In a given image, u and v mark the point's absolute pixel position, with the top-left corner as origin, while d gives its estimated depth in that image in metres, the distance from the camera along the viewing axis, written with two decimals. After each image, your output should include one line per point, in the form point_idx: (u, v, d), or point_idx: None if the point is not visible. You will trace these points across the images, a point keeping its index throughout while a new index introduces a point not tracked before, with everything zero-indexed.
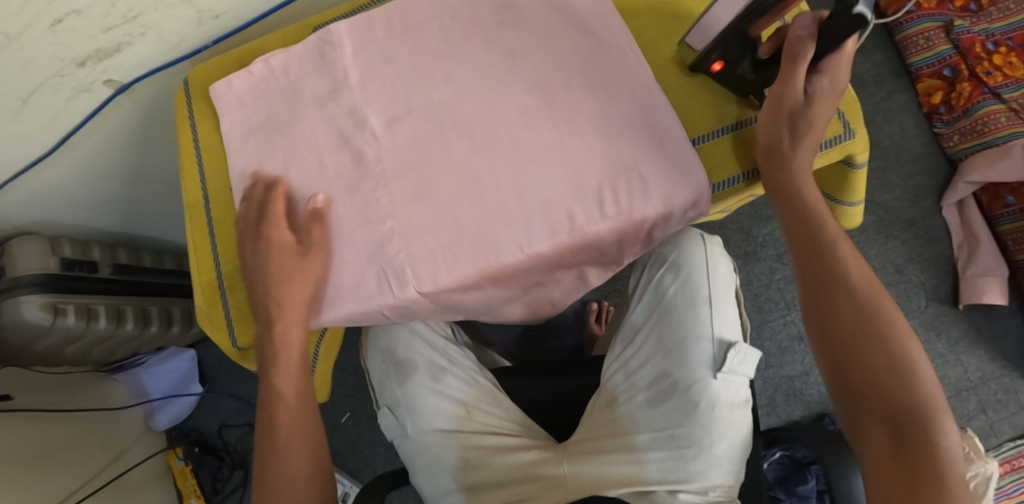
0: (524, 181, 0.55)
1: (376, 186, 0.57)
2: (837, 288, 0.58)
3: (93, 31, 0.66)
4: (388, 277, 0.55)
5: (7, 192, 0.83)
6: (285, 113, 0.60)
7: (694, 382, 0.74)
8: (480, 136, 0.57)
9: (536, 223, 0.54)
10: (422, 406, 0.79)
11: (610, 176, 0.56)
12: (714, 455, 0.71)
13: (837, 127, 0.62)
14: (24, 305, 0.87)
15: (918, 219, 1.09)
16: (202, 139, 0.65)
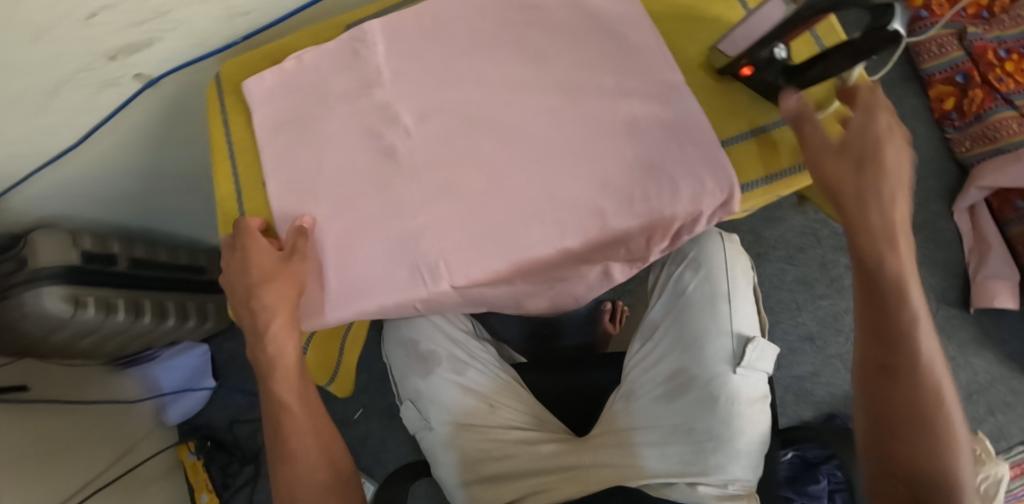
0: (552, 178, 0.56)
1: (407, 180, 0.58)
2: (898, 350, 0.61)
3: (124, 26, 0.67)
4: (419, 270, 0.55)
5: (30, 185, 0.84)
6: (314, 109, 0.61)
7: (712, 378, 0.76)
8: (509, 133, 0.58)
9: (565, 219, 0.55)
10: (444, 399, 0.81)
11: (639, 174, 0.56)
12: (733, 450, 0.72)
13: None
14: (44, 296, 0.88)
15: (928, 222, 1.10)
16: (233, 131, 0.65)
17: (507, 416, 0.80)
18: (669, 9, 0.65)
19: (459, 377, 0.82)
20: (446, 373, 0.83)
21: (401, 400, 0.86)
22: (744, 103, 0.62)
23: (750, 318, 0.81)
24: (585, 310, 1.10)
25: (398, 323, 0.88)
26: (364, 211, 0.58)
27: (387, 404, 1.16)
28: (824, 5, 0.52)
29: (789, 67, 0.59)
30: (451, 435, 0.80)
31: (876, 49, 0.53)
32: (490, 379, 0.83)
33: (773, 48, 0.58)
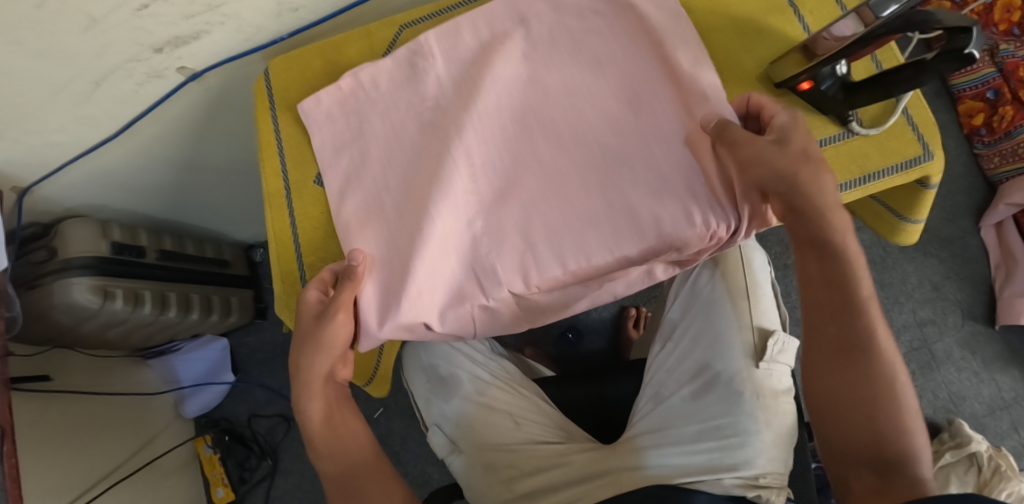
0: (607, 195, 0.58)
1: (465, 181, 0.60)
2: (859, 360, 0.59)
3: (174, 19, 0.67)
4: (482, 285, 0.59)
5: (66, 174, 0.85)
6: (368, 124, 0.65)
7: (737, 373, 0.76)
8: (566, 139, 0.60)
9: (621, 229, 0.58)
10: (470, 418, 0.82)
11: (693, 182, 0.57)
12: (762, 444, 0.73)
13: (915, 147, 0.59)
14: (74, 287, 0.87)
15: (955, 238, 1.10)
16: (285, 133, 0.69)
17: (533, 427, 0.80)
18: (727, 20, 0.64)
19: (481, 398, 0.83)
20: (471, 395, 0.83)
21: (426, 425, 0.86)
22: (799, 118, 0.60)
23: (772, 313, 0.80)
24: (610, 315, 1.10)
25: (417, 345, 0.88)
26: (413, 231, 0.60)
27: (407, 404, 1.16)
28: (897, 23, 0.52)
29: (847, 83, 0.58)
30: (479, 449, 0.80)
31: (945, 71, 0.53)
32: (515, 395, 0.83)
33: (838, 66, 0.57)
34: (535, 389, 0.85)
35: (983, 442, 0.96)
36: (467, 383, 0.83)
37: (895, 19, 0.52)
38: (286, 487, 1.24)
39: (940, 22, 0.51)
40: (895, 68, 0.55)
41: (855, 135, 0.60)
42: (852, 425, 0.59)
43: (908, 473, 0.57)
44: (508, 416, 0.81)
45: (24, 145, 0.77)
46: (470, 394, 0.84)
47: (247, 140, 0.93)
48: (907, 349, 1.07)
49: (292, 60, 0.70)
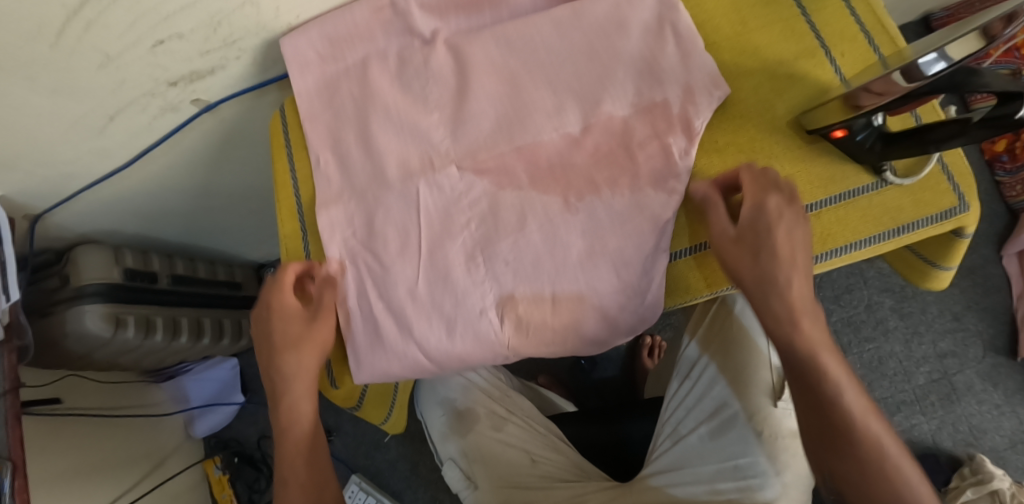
0: (555, 98, 0.65)
1: (426, 83, 0.69)
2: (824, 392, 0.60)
3: (191, 55, 0.68)
4: (432, 161, 0.68)
5: (77, 202, 0.85)
6: (380, 173, 0.69)
7: (753, 412, 0.72)
8: (518, 46, 0.66)
9: (568, 110, 0.65)
10: (486, 455, 0.82)
11: (634, 76, 0.64)
12: (781, 484, 0.69)
13: (950, 198, 0.58)
14: (87, 314, 0.87)
15: (976, 267, 1.08)
16: (301, 187, 0.73)
17: (548, 466, 0.79)
18: (757, 63, 0.64)
19: (498, 434, 0.83)
20: (488, 431, 0.83)
21: (439, 460, 0.86)
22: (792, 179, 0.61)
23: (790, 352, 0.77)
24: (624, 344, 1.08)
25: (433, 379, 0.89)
26: (352, 156, 0.70)
27: (419, 430, 1.15)
28: (943, 83, 0.50)
29: (886, 133, 0.57)
30: (494, 486, 0.79)
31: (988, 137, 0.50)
32: (531, 435, 0.82)
33: (875, 116, 0.55)
34: (554, 427, 0.84)
35: (1005, 477, 0.94)
36: (485, 418, 0.83)
37: (942, 80, 0.50)
38: None
39: (987, 86, 0.50)
40: (939, 127, 0.52)
41: (889, 185, 0.59)
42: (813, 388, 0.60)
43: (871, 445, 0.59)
44: (525, 453, 0.81)
45: (38, 175, 0.77)
46: (486, 429, 0.83)
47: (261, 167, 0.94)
48: (927, 381, 1.05)
49: (315, 94, 0.72)
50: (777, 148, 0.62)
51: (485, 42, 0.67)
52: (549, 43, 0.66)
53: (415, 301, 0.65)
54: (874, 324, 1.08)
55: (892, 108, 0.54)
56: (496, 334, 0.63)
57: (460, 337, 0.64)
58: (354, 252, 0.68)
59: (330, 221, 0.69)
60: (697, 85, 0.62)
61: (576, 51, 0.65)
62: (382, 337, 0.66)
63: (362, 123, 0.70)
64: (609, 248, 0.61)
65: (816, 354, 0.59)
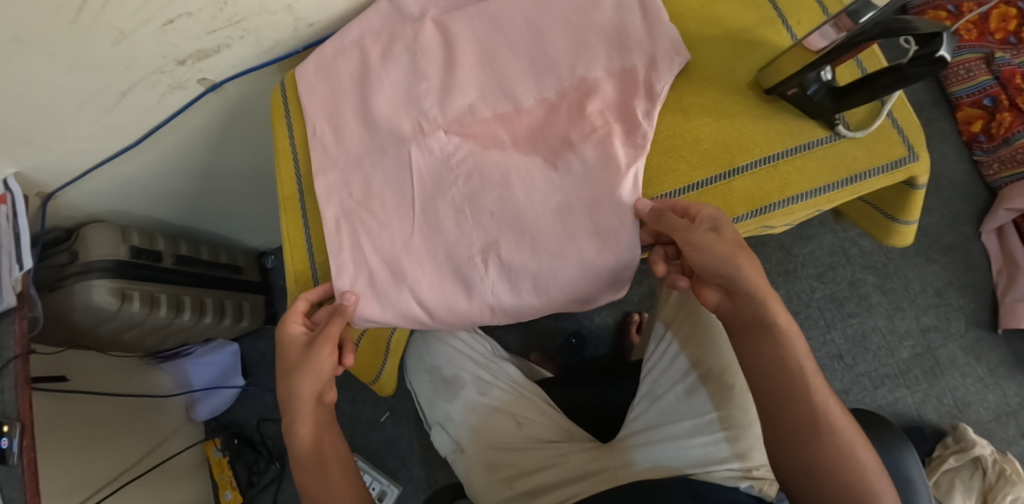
0: (535, 73, 0.68)
1: (415, 54, 0.71)
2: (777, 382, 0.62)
3: (198, 34, 0.73)
4: (422, 127, 0.70)
5: (89, 180, 0.90)
6: (376, 141, 0.71)
7: (727, 367, 0.73)
8: (500, 23, 0.70)
9: (546, 80, 0.67)
10: (473, 418, 0.82)
11: (606, 45, 0.67)
12: (755, 434, 0.71)
13: (902, 148, 0.62)
14: (95, 289, 0.91)
15: (957, 244, 1.11)
16: (298, 151, 0.75)
17: (534, 428, 0.79)
18: (720, 31, 0.67)
19: (483, 398, 0.83)
20: (474, 396, 0.83)
21: (427, 426, 0.86)
22: (755, 133, 0.64)
23: None
24: (612, 321, 1.11)
25: (420, 347, 0.88)
26: (345, 125, 0.73)
27: (414, 409, 1.18)
28: (875, 31, 0.55)
29: (834, 89, 0.61)
30: (480, 449, 0.80)
31: (922, 76, 0.54)
32: (515, 398, 0.82)
33: (823, 71, 0.59)
34: (538, 390, 0.83)
35: (988, 446, 0.97)
36: (470, 383, 0.83)
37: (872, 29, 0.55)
38: (294, 491, 1.26)
39: (914, 30, 0.53)
40: (877, 74, 0.57)
41: (843, 138, 0.63)
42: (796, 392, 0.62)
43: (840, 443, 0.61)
44: (510, 416, 0.80)
45: (53, 151, 0.82)
46: (472, 395, 0.83)
47: (262, 149, 0.99)
48: (911, 355, 1.08)
49: (314, 70, 0.74)
50: (738, 108, 0.65)
51: (468, 18, 0.71)
52: (528, 16, 0.69)
53: (410, 253, 0.68)
54: (857, 299, 1.11)
55: (836, 61, 0.59)
56: (483, 282, 0.66)
57: (449, 284, 0.67)
58: (348, 210, 0.70)
59: (328, 183, 0.72)
60: (667, 52, 0.65)
61: (554, 25, 0.68)
62: (375, 286, 0.68)
63: (357, 95, 0.73)
64: (584, 202, 0.64)
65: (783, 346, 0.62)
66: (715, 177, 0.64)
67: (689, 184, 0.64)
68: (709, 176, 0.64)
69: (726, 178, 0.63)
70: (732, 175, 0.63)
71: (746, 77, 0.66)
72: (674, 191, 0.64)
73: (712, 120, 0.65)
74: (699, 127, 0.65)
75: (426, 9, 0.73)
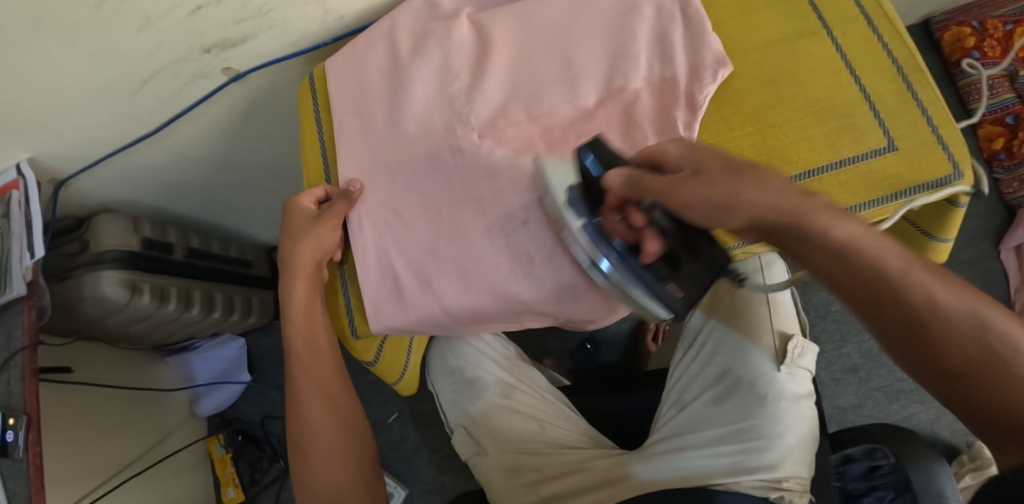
0: (573, 77, 0.66)
1: (449, 52, 0.70)
2: (926, 335, 0.49)
3: (226, 23, 0.71)
4: (455, 127, 0.68)
5: (102, 168, 0.88)
6: (405, 144, 0.69)
7: (758, 376, 0.72)
8: (536, 23, 0.68)
9: (584, 83, 0.65)
10: (495, 421, 0.80)
11: (646, 51, 0.65)
12: (785, 445, 0.68)
13: (946, 166, 0.61)
14: (104, 280, 0.89)
15: (974, 261, 1.12)
16: (327, 148, 0.75)
17: (559, 432, 0.78)
18: (758, 41, 0.67)
19: (507, 402, 0.81)
20: (498, 400, 0.82)
21: (450, 427, 0.85)
22: (795, 145, 0.63)
23: (791, 317, 0.76)
24: (627, 327, 1.10)
25: (444, 348, 0.87)
26: (373, 122, 0.71)
27: (423, 410, 1.16)
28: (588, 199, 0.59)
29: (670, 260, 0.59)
30: (503, 452, 0.78)
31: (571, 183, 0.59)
32: (541, 404, 0.81)
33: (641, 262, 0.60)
34: (562, 397, 0.83)
35: None
36: (495, 386, 0.82)
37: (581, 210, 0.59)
38: None
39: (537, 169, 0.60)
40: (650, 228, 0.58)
41: (888, 152, 0.62)
42: (872, 292, 0.49)
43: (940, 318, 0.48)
44: (534, 421, 0.79)
45: (68, 138, 0.80)
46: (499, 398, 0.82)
47: (281, 143, 0.98)
48: None
49: (343, 65, 0.73)
50: (781, 118, 0.64)
51: (504, 17, 0.69)
52: (566, 18, 0.68)
53: (436, 258, 0.66)
54: None
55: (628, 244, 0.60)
56: (510, 288, 0.64)
57: (475, 290, 0.64)
58: (374, 210, 0.69)
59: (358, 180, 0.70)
60: (713, 59, 0.63)
61: (593, 30, 0.67)
62: (399, 291, 0.67)
63: (386, 90, 0.71)
64: None
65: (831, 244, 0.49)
66: None
67: None
68: None
69: None
70: None
71: (788, 90, 0.65)
72: None
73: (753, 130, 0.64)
74: (738, 136, 0.64)
75: (461, 8, 0.72)
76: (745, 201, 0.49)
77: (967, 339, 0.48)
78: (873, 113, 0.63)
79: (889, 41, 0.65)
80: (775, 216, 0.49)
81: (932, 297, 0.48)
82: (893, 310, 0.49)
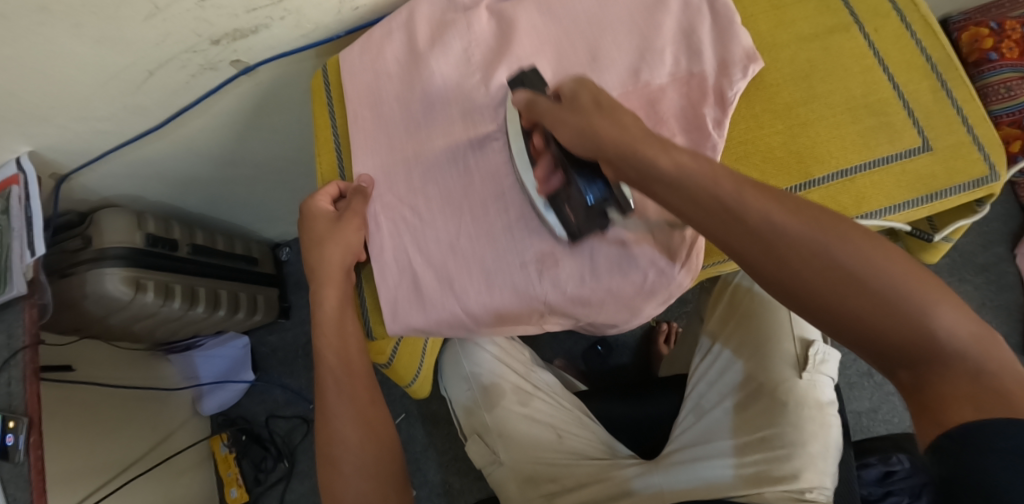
0: (598, 73, 0.63)
1: (469, 44, 0.67)
2: (798, 276, 0.45)
3: (237, 12, 0.69)
4: (476, 122, 0.65)
5: (105, 162, 0.85)
6: (424, 139, 0.67)
7: (781, 384, 0.70)
8: (560, 14, 0.66)
9: (610, 80, 0.63)
10: (509, 428, 0.78)
11: (674, 47, 0.63)
12: (810, 455, 0.67)
13: (982, 167, 0.60)
14: (108, 277, 0.86)
15: (990, 265, 1.11)
16: (341, 142, 0.72)
17: (576, 442, 0.76)
18: (791, 38, 0.65)
19: (523, 409, 0.80)
20: (514, 406, 0.80)
21: (464, 434, 0.83)
22: (828, 144, 0.61)
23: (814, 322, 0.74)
24: (640, 329, 1.08)
25: (457, 352, 0.85)
26: (390, 116, 0.69)
27: (432, 411, 1.15)
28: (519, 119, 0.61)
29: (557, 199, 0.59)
30: (519, 461, 0.76)
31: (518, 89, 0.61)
32: (557, 411, 0.80)
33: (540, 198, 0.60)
34: (579, 403, 0.82)
35: None
36: (510, 393, 0.80)
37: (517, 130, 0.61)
38: (302, 491, 1.21)
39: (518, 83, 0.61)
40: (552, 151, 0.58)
41: (922, 153, 0.61)
42: (736, 231, 0.46)
43: (811, 253, 0.44)
44: (550, 429, 0.78)
45: (72, 130, 0.77)
46: (514, 405, 0.80)
47: (289, 137, 0.95)
48: None
49: (357, 56, 0.71)
50: (814, 116, 0.62)
51: (527, 8, 0.67)
52: (591, 12, 0.66)
53: (457, 258, 0.64)
54: None
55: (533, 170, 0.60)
56: (534, 291, 0.62)
57: (498, 290, 0.62)
58: (391, 206, 0.67)
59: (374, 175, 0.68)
60: (745, 55, 0.61)
61: (619, 24, 0.65)
62: (418, 290, 0.65)
63: (402, 83, 0.69)
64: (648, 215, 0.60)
65: (678, 174, 0.48)
66: (790, 188, 0.61)
67: None
68: (782, 187, 0.61)
69: (800, 190, 0.61)
70: (805, 188, 0.61)
71: (822, 87, 0.63)
72: None
73: (784, 129, 0.62)
74: (770, 135, 0.62)
75: None
76: (605, 126, 0.52)
77: (818, 261, 0.44)
78: (906, 110, 0.62)
79: (923, 38, 0.64)
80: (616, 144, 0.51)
81: (771, 218, 0.45)
82: (760, 250, 0.46)
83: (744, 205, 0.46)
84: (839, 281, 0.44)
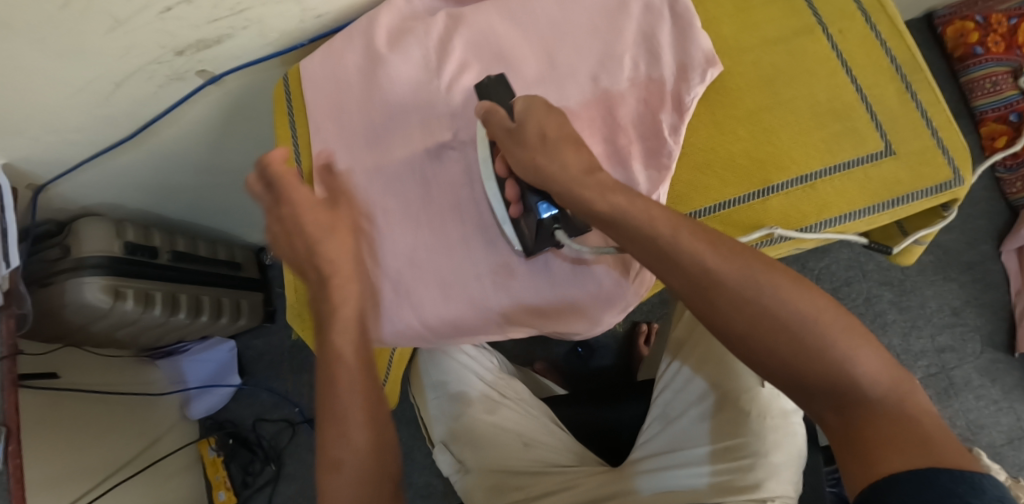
0: (557, 80, 0.63)
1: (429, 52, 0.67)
2: (725, 312, 0.50)
3: (198, 23, 0.69)
4: (437, 131, 0.66)
5: (81, 173, 0.86)
6: (385, 150, 0.67)
7: (744, 393, 0.70)
8: (521, 18, 0.66)
9: (568, 87, 0.63)
10: (477, 435, 0.79)
11: (633, 52, 0.63)
12: (773, 464, 0.66)
13: (947, 171, 0.60)
14: (86, 286, 0.87)
15: (976, 262, 1.10)
16: (301, 151, 0.71)
17: (543, 451, 0.76)
18: (756, 40, 0.64)
19: (490, 416, 0.80)
20: (481, 414, 0.80)
21: (433, 442, 0.84)
22: (789, 151, 0.61)
23: None
24: (621, 331, 1.08)
25: (426, 361, 0.85)
26: (352, 126, 0.69)
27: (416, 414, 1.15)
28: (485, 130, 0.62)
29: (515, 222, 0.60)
30: (485, 469, 0.76)
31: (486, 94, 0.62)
32: (524, 419, 0.79)
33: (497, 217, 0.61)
34: (548, 411, 0.81)
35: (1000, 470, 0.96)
36: (477, 401, 0.80)
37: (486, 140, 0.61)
38: (289, 493, 1.23)
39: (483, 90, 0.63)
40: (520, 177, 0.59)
41: (885, 159, 0.60)
42: (671, 273, 0.51)
43: (739, 297, 0.50)
44: (517, 436, 0.77)
45: (45, 142, 0.78)
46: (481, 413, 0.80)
47: (265, 144, 0.95)
48: (924, 374, 1.07)
49: (318, 64, 0.70)
50: (777, 121, 0.62)
51: (486, 14, 0.66)
52: (551, 17, 0.65)
53: (418, 270, 0.64)
54: (873, 316, 1.10)
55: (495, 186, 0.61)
56: (488, 301, 0.62)
57: (455, 300, 0.63)
58: None
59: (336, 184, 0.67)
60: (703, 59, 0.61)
61: (578, 29, 0.64)
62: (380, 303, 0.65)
63: (363, 91, 0.69)
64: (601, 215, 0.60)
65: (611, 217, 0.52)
66: (748, 195, 0.61)
67: (721, 201, 0.61)
68: (741, 194, 0.61)
69: (760, 197, 0.61)
70: (763, 196, 0.61)
71: (784, 91, 0.62)
72: (709, 208, 0.61)
73: (746, 133, 0.62)
74: (732, 141, 0.62)
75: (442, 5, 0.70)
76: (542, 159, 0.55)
77: (749, 308, 0.50)
78: (870, 115, 0.61)
79: (889, 40, 0.63)
80: (555, 182, 0.55)
81: (704, 264, 0.50)
82: (692, 290, 0.51)
83: (678, 245, 0.50)
84: (764, 321, 0.49)
